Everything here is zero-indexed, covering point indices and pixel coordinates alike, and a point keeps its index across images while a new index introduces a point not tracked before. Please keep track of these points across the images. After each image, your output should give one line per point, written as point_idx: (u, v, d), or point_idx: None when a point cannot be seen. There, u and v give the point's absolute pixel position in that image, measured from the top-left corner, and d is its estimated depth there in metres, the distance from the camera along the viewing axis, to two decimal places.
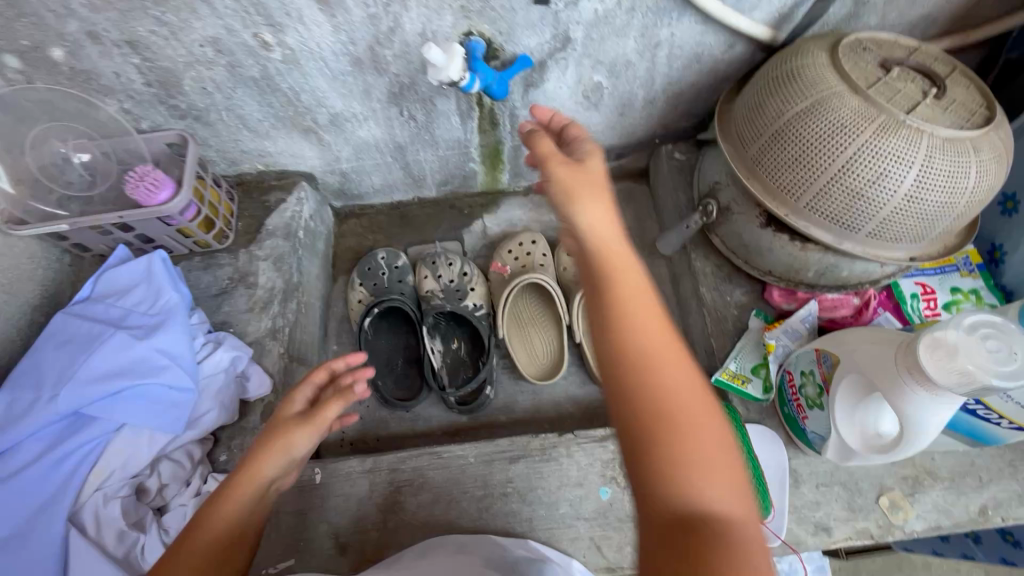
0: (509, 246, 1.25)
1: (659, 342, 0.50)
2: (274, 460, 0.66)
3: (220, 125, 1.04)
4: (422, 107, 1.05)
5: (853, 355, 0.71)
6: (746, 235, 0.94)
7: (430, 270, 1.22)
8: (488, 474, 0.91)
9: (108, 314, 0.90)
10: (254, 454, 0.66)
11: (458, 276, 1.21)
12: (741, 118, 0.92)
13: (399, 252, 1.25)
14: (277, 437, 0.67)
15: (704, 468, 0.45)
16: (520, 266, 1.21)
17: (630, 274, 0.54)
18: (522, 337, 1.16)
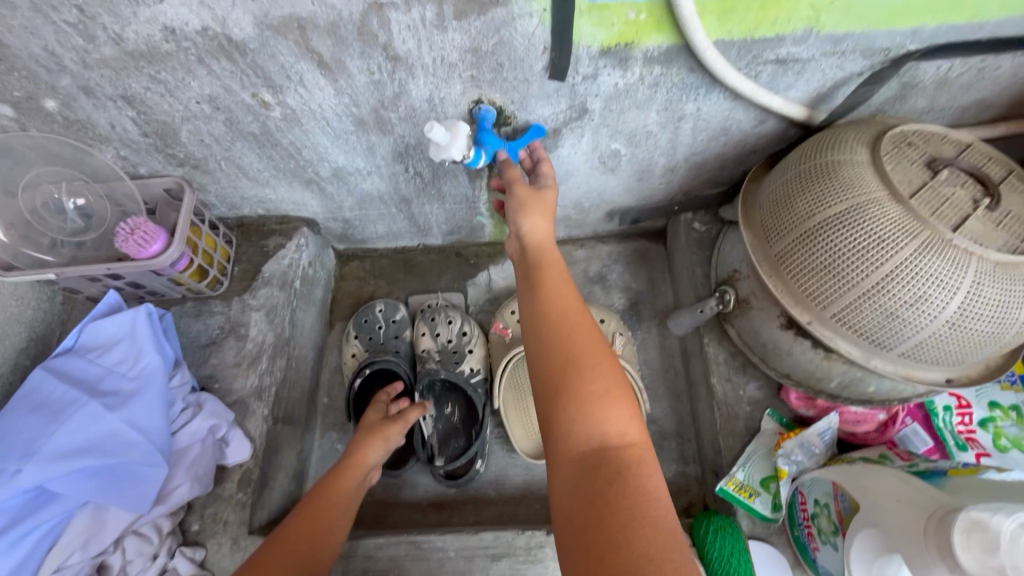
0: (512, 307, 1.17)
1: (573, 317, 0.68)
2: (376, 452, 0.90)
3: (219, 173, 1.00)
4: (428, 165, 1.00)
5: (879, 507, 0.63)
6: (764, 333, 0.86)
7: (427, 327, 1.15)
8: (468, 572, 0.85)
9: (86, 373, 0.86)
10: (357, 452, 0.89)
11: (456, 336, 1.13)
12: (765, 208, 0.85)
13: (397, 304, 1.20)
14: (375, 436, 0.92)
15: (602, 404, 0.61)
16: (523, 329, 1.15)
17: (585, 331, 0.67)
18: (519, 408, 1.06)
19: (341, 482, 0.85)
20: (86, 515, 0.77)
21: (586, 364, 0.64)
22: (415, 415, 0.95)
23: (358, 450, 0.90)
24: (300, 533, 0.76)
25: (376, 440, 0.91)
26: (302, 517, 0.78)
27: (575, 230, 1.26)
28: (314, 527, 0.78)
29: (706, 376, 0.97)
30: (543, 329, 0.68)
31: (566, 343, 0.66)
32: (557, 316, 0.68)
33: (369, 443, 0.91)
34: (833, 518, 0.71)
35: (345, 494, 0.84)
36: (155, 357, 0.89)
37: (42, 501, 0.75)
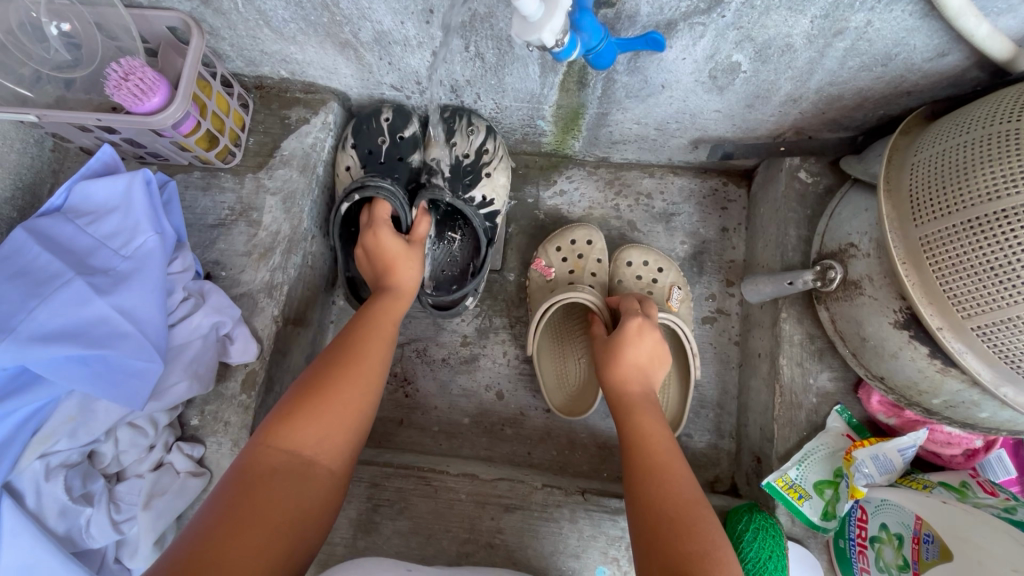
0: (557, 243, 1.04)
1: (662, 446, 0.67)
2: (408, 273, 0.83)
3: (235, 17, 0.80)
4: (494, 45, 0.79)
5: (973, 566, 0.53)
6: (868, 327, 0.72)
7: (443, 131, 0.98)
8: (477, 517, 0.81)
9: (74, 241, 0.75)
10: (395, 275, 0.82)
11: (474, 153, 0.99)
12: (919, 176, 0.66)
13: (410, 118, 0.99)
14: (401, 259, 0.83)
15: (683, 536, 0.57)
16: (568, 269, 1.01)
17: (660, 452, 0.66)
18: (554, 355, 0.97)
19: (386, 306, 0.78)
20: (73, 402, 0.70)
21: (668, 496, 0.61)
22: (423, 228, 0.90)
23: (394, 279, 0.82)
24: (363, 349, 0.70)
25: (403, 261, 0.83)
26: (360, 337, 0.72)
27: (648, 154, 1.06)
28: (371, 343, 0.72)
29: (774, 354, 0.84)
30: (634, 465, 0.66)
31: (661, 478, 0.63)
32: (646, 454, 0.66)
33: (401, 271, 0.83)
34: (903, 552, 0.62)
35: (389, 316, 0.77)
36: (152, 237, 0.77)
37: (27, 380, 0.69)
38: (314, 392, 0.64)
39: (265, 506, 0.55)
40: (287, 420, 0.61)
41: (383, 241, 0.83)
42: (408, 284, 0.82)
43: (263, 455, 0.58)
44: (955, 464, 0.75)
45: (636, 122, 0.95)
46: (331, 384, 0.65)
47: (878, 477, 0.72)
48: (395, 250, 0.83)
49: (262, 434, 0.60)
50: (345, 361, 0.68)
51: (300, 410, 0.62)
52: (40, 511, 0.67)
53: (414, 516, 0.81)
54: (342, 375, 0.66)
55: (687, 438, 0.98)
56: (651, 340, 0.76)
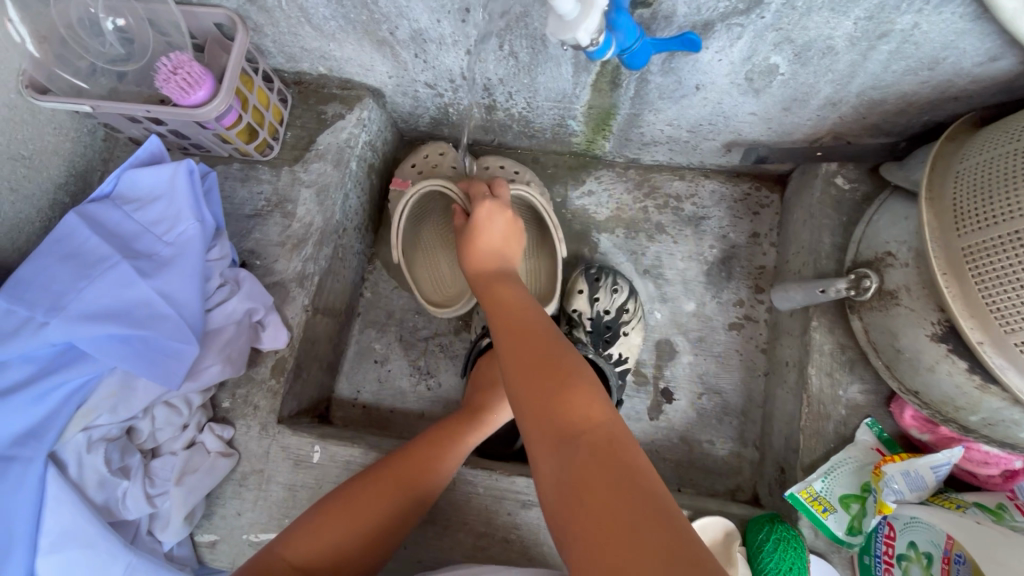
0: (412, 160, 1.06)
1: (518, 313, 0.67)
2: (493, 396, 0.82)
3: (278, 14, 0.83)
4: (528, 44, 0.79)
5: None
6: (903, 339, 0.69)
7: (587, 286, 1.01)
8: (494, 512, 0.81)
9: (122, 226, 0.79)
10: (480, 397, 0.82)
11: (614, 309, 0.99)
12: (964, 184, 0.63)
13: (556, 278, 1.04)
14: (497, 385, 0.83)
15: (569, 398, 0.54)
16: (426, 180, 1.03)
17: (518, 316, 0.66)
18: (427, 268, 0.98)
19: (461, 429, 0.78)
20: (115, 379, 0.74)
21: (540, 355, 0.59)
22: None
23: (489, 410, 0.80)
24: (396, 475, 0.71)
25: (498, 390, 0.82)
26: (400, 464, 0.72)
27: (680, 156, 1.05)
28: (415, 468, 0.72)
29: (803, 364, 0.83)
30: (504, 331, 0.64)
31: (529, 334, 0.62)
32: (509, 319, 0.66)
33: (498, 401, 0.81)
34: (931, 571, 0.62)
35: (456, 440, 0.77)
36: (192, 224, 0.80)
37: (72, 357, 0.73)
38: (331, 514, 0.67)
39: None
40: (306, 536, 0.65)
41: (495, 370, 0.84)
42: (495, 422, 0.81)
43: (270, 563, 0.63)
44: (991, 485, 0.71)
45: (669, 124, 0.94)
46: (348, 507, 0.68)
47: (908, 494, 0.69)
48: (498, 379, 0.83)
49: (274, 546, 0.65)
50: (379, 484, 0.70)
51: (319, 530, 0.65)
52: (82, 481, 0.71)
53: (432, 508, 0.82)
54: (369, 500, 0.68)
55: (709, 445, 0.97)
56: (507, 220, 0.78)
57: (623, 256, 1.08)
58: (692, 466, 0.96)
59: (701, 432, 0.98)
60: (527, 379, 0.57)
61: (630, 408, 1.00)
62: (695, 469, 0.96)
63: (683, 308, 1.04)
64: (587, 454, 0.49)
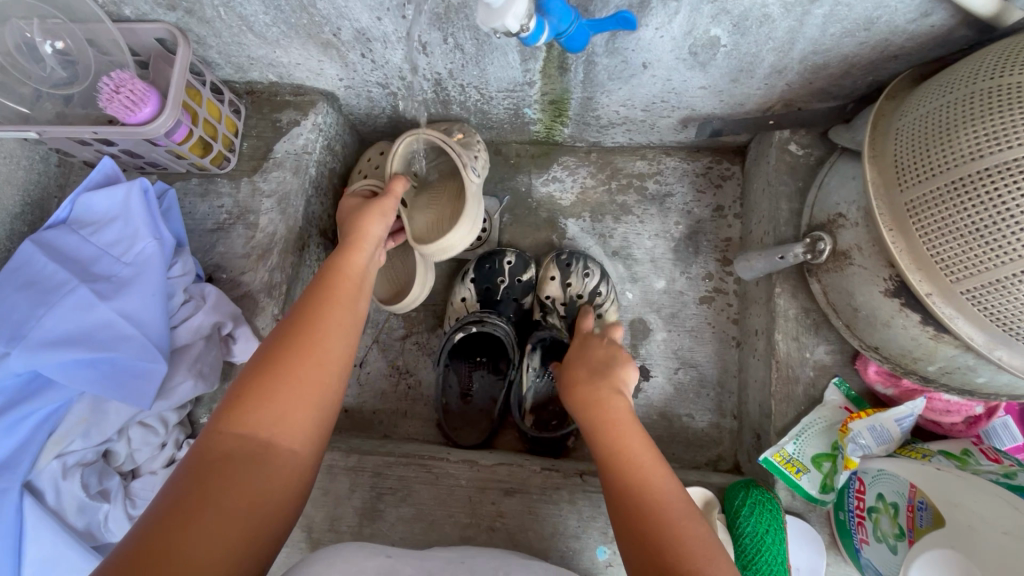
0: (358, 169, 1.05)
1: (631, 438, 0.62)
2: (376, 220, 0.76)
3: (219, 24, 0.82)
4: (472, 35, 0.80)
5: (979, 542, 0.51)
6: (860, 298, 0.71)
7: (559, 272, 1.02)
8: (478, 502, 0.82)
9: (79, 251, 0.78)
10: (359, 220, 0.76)
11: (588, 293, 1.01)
12: (904, 141, 0.65)
13: (528, 264, 1.05)
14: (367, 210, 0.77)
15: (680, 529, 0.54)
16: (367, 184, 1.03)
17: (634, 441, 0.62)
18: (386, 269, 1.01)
19: (345, 260, 0.71)
20: (84, 404, 0.73)
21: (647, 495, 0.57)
22: (399, 186, 0.81)
23: (355, 226, 0.76)
24: (326, 317, 0.63)
25: (374, 212, 0.77)
26: (313, 314, 0.62)
27: (639, 136, 1.06)
28: (338, 308, 0.64)
29: (769, 331, 0.84)
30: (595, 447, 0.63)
31: (642, 483, 0.58)
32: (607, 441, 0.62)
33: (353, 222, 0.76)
34: (899, 521, 0.61)
35: (355, 265, 0.71)
36: (150, 242, 0.79)
37: (39, 385, 0.72)
38: (273, 370, 0.57)
39: (218, 484, 0.48)
40: (241, 399, 0.54)
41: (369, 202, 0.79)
42: (373, 233, 0.75)
43: (216, 443, 0.51)
44: (956, 432, 0.73)
45: (622, 104, 0.95)
46: (286, 360, 0.58)
47: (875, 449, 0.70)
48: (352, 208, 0.80)
49: (214, 421, 0.53)
50: (309, 322, 0.62)
51: (257, 390, 0.55)
52: (61, 507, 0.71)
53: (417, 503, 0.82)
54: (298, 342, 0.59)
55: (688, 418, 0.98)
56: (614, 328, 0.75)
57: (591, 240, 1.09)
58: (673, 441, 0.98)
59: (680, 406, 0.99)
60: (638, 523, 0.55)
61: None
62: (676, 443, 0.97)
63: (654, 286, 1.05)
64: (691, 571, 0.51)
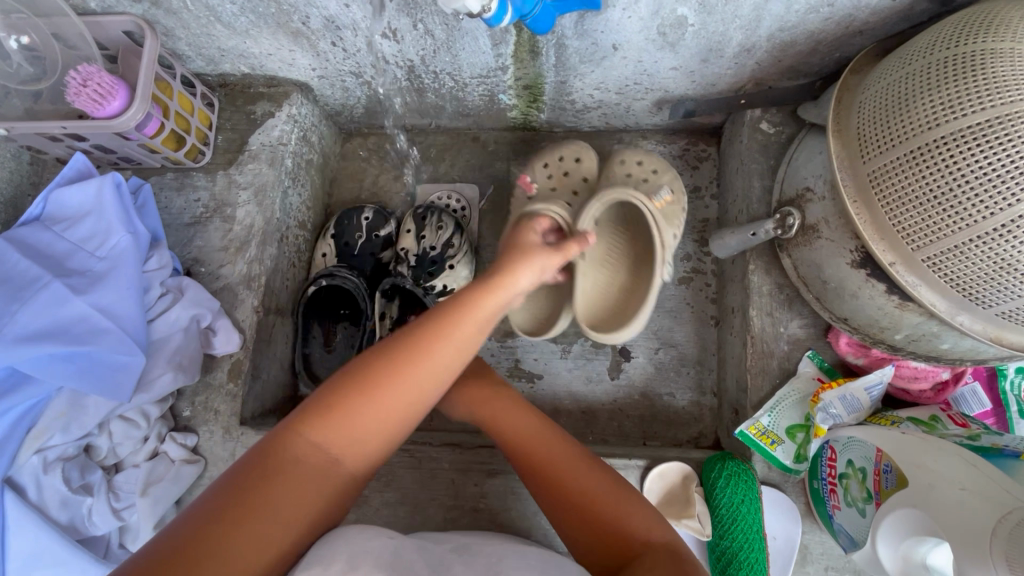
0: (545, 159, 0.94)
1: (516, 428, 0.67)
2: (528, 272, 0.61)
3: (186, 15, 0.82)
4: (441, 20, 0.80)
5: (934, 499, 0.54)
6: (828, 270, 0.72)
7: (414, 224, 1.04)
8: (461, 485, 0.83)
9: (52, 246, 0.78)
10: (513, 263, 0.61)
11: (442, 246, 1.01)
12: (866, 114, 0.66)
13: (387, 219, 1.07)
14: (529, 253, 0.62)
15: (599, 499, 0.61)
16: (551, 187, 0.91)
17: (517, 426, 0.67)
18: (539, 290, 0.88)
19: (480, 301, 0.57)
20: (63, 399, 0.73)
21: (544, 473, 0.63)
22: (576, 249, 0.65)
23: (506, 261, 0.62)
24: (428, 356, 0.54)
25: (532, 262, 0.62)
26: (404, 356, 0.54)
27: (615, 120, 1.07)
28: (446, 349, 0.55)
29: (744, 307, 0.85)
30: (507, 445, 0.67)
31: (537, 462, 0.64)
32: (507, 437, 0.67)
33: (512, 264, 0.61)
34: (867, 484, 0.63)
35: (487, 314, 0.57)
36: (124, 236, 0.79)
37: (17, 381, 0.72)
38: (350, 401, 0.52)
39: (266, 511, 0.49)
40: (321, 422, 0.52)
41: (529, 246, 0.64)
42: (521, 286, 0.60)
43: (285, 454, 0.51)
44: (924, 400, 0.74)
45: (596, 88, 0.96)
46: (374, 398, 0.53)
47: (845, 417, 0.72)
48: (527, 244, 0.64)
49: (286, 424, 0.52)
50: (408, 359, 0.54)
51: (337, 416, 0.52)
52: (43, 501, 0.72)
53: (401, 488, 0.83)
54: (386, 378, 0.53)
55: (669, 397, 1.00)
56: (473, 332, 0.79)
57: None
58: (655, 419, 0.99)
59: (661, 385, 1.00)
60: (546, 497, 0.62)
61: (590, 371, 1.02)
62: (658, 422, 0.99)
63: None
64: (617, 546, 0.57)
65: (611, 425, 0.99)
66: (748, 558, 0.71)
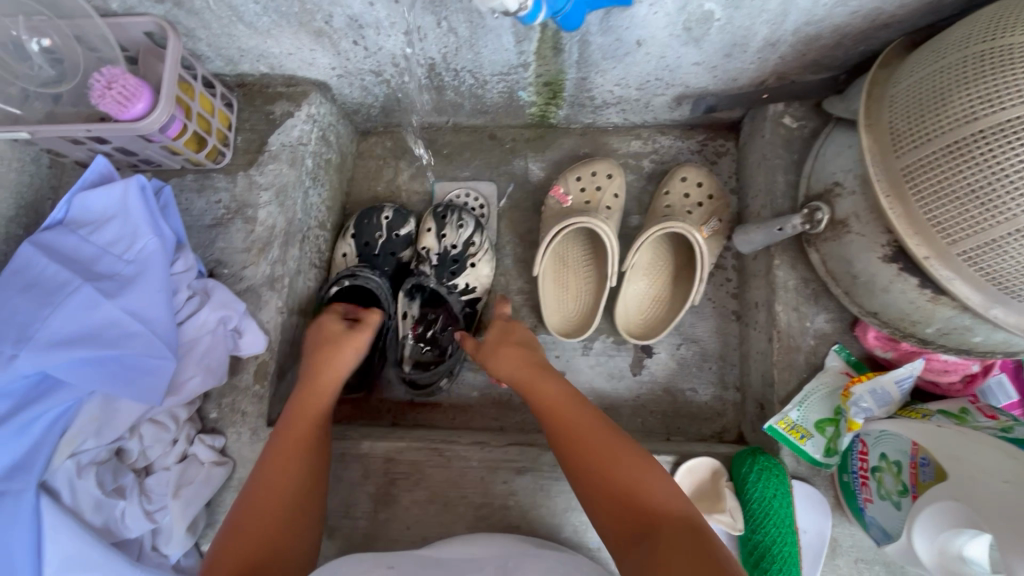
0: (578, 173, 1.05)
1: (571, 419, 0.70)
2: (343, 359, 0.78)
3: (208, 15, 0.82)
4: (466, 18, 0.79)
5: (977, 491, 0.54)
6: (858, 265, 0.72)
7: (434, 224, 1.03)
8: (490, 483, 0.83)
9: (79, 250, 0.78)
10: (315, 361, 0.78)
11: (461, 244, 1.02)
12: (898, 108, 0.66)
13: (407, 219, 1.06)
14: (329, 347, 0.79)
15: (635, 481, 0.63)
16: (584, 199, 1.03)
17: (581, 418, 0.70)
18: (559, 283, 1.02)
19: (307, 404, 0.75)
20: (96, 402, 0.73)
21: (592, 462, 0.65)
22: (376, 318, 0.83)
23: (319, 361, 0.78)
24: (295, 429, 0.72)
25: (331, 349, 0.79)
26: (290, 422, 0.72)
27: (633, 115, 1.07)
28: (301, 420, 0.73)
29: (769, 302, 0.86)
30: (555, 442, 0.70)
31: (585, 448, 0.67)
32: (556, 426, 0.70)
33: (332, 355, 0.78)
34: (902, 478, 0.64)
35: (321, 407, 0.75)
36: (152, 239, 0.79)
37: (49, 386, 0.72)
38: (271, 475, 0.68)
39: (233, 550, 0.60)
40: (263, 497, 0.66)
41: (331, 327, 0.81)
42: (335, 375, 0.77)
43: (246, 525, 0.63)
44: (953, 392, 0.75)
45: (616, 84, 0.96)
46: (281, 465, 0.69)
47: (877, 410, 0.72)
48: (332, 333, 0.80)
49: (235, 511, 0.66)
50: (293, 438, 0.71)
51: (269, 484, 0.67)
52: (78, 506, 0.71)
53: (430, 487, 0.84)
54: (279, 446, 0.70)
55: (692, 392, 1.00)
56: (499, 324, 0.84)
57: None
58: (678, 415, 0.99)
59: (683, 381, 1.01)
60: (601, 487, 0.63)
61: (613, 367, 1.02)
62: (681, 417, 0.99)
63: None
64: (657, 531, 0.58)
65: (634, 421, 0.99)
66: (780, 552, 0.71)
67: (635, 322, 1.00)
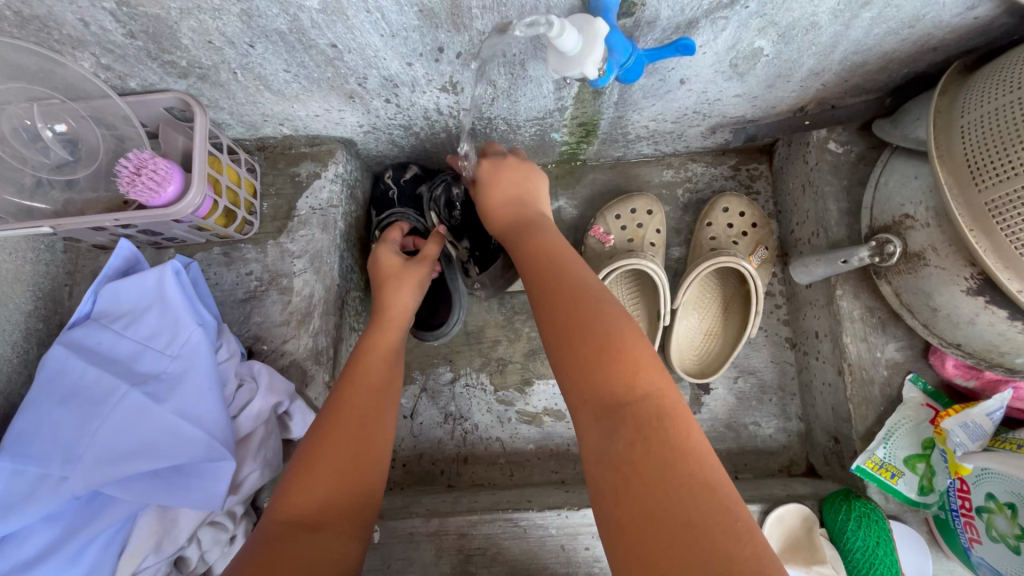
0: (617, 211, 1.03)
1: (552, 282, 0.62)
2: (409, 287, 0.81)
3: (234, 86, 0.77)
4: (507, 71, 0.76)
5: None
6: (938, 298, 0.70)
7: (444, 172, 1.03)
8: (571, 550, 0.80)
9: (115, 348, 0.72)
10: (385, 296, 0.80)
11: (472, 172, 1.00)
12: (974, 140, 0.64)
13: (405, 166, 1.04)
14: (388, 280, 0.82)
15: (622, 359, 0.52)
16: (627, 238, 1.01)
17: (568, 282, 0.61)
18: None
19: (378, 341, 0.75)
20: (150, 516, 0.68)
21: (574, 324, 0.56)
22: (433, 250, 0.87)
23: (386, 300, 0.80)
24: (364, 380, 0.69)
25: (393, 282, 0.81)
26: (358, 367, 0.70)
27: (665, 146, 1.04)
28: (365, 377, 0.69)
29: (835, 333, 0.83)
30: (541, 290, 0.62)
31: (563, 319, 0.57)
32: (538, 285, 0.63)
33: (393, 292, 0.80)
34: (1019, 521, 0.61)
35: (390, 348, 0.75)
36: (195, 329, 0.74)
37: (100, 504, 0.66)
38: (317, 450, 0.61)
39: (306, 492, 0.57)
40: (308, 468, 0.60)
41: (391, 262, 0.84)
42: (404, 307, 0.79)
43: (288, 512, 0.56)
44: None
45: (653, 119, 0.93)
46: (332, 438, 0.62)
47: (972, 445, 0.69)
48: (392, 267, 0.83)
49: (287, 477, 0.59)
50: (352, 385, 0.68)
51: (320, 455, 0.60)
52: None
53: (509, 560, 0.80)
54: (337, 413, 0.65)
55: (755, 426, 0.97)
56: (493, 167, 0.78)
57: None
58: (743, 451, 0.97)
59: (744, 415, 0.98)
60: (577, 360, 0.54)
61: None
62: (747, 453, 0.97)
63: None
64: (632, 423, 0.48)
65: None
66: None
67: (689, 356, 0.98)
